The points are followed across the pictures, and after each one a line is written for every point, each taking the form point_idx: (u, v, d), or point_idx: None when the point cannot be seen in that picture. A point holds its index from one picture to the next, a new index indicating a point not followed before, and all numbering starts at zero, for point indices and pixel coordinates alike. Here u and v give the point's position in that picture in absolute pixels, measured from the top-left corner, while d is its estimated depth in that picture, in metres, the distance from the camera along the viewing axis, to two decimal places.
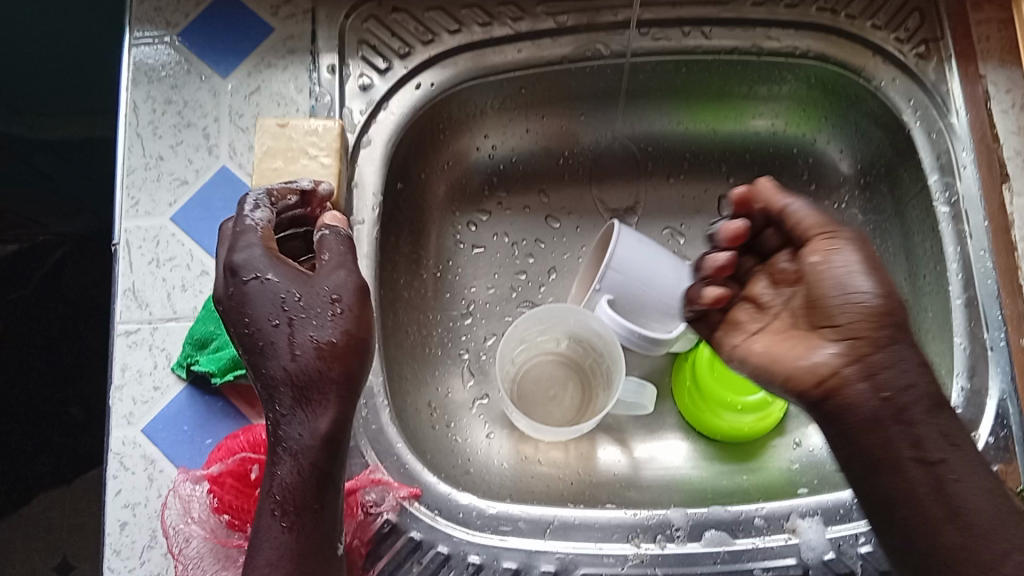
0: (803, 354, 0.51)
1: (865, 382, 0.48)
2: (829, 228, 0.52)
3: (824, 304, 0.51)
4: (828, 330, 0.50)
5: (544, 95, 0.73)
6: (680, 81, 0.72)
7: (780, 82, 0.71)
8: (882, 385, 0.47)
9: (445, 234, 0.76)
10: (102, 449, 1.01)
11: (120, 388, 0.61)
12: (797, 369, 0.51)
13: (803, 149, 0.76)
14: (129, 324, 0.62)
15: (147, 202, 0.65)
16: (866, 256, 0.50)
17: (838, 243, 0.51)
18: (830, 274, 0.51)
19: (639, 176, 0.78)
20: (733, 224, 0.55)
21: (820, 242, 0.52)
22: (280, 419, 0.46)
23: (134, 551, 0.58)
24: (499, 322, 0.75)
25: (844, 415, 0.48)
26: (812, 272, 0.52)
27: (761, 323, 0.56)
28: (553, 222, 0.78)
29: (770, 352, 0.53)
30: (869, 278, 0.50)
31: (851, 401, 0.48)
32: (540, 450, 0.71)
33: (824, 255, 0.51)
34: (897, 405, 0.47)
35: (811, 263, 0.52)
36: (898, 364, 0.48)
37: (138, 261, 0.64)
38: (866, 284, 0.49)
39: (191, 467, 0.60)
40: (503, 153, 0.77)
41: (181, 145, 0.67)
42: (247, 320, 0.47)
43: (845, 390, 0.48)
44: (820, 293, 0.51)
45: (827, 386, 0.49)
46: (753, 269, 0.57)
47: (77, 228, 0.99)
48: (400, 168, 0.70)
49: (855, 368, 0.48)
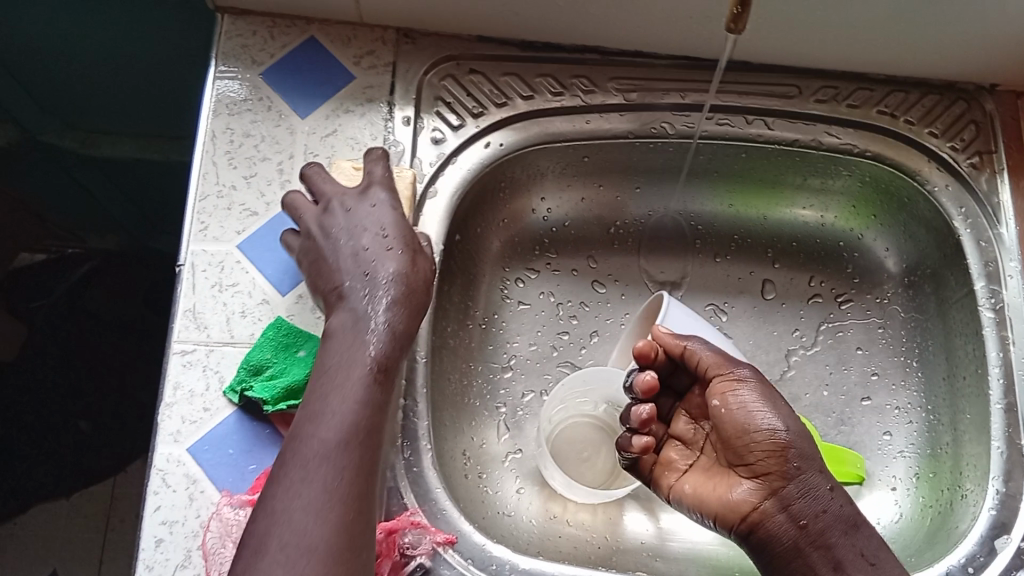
0: (724, 492, 0.56)
1: (783, 513, 0.53)
2: (726, 369, 0.58)
3: (738, 443, 0.56)
4: (743, 468, 0.55)
5: (605, 165, 0.75)
6: (738, 166, 0.74)
7: (835, 176, 0.73)
8: (797, 514, 0.53)
9: (494, 289, 0.77)
10: (116, 465, 1.01)
11: (170, 405, 0.62)
12: (722, 505, 0.55)
13: (849, 244, 0.78)
14: (185, 343, 0.64)
15: (216, 227, 0.67)
16: (762, 393, 0.56)
17: (736, 383, 0.57)
18: (734, 415, 0.56)
19: (688, 253, 0.79)
20: (646, 375, 0.60)
21: (722, 384, 0.57)
22: (374, 303, 0.54)
23: (166, 568, 0.58)
24: (538, 379, 0.76)
25: (767, 546, 0.53)
26: (715, 414, 0.57)
27: (691, 460, 0.61)
28: (599, 287, 0.79)
29: (697, 492, 0.58)
30: (775, 414, 0.55)
31: (772, 532, 0.53)
32: (569, 510, 0.72)
33: (725, 397, 0.57)
34: (815, 534, 0.53)
35: (712, 405, 0.57)
36: (809, 494, 0.53)
37: (202, 284, 0.65)
38: (771, 423, 0.54)
39: (233, 491, 0.60)
40: (557, 216, 0.79)
41: (254, 177, 0.69)
42: (350, 246, 0.58)
43: (766, 523, 0.53)
44: (728, 432, 0.56)
45: (750, 521, 0.54)
46: (673, 408, 0.64)
47: (111, 245, 1.03)
48: (460, 221, 0.72)
49: (772, 501, 0.53)
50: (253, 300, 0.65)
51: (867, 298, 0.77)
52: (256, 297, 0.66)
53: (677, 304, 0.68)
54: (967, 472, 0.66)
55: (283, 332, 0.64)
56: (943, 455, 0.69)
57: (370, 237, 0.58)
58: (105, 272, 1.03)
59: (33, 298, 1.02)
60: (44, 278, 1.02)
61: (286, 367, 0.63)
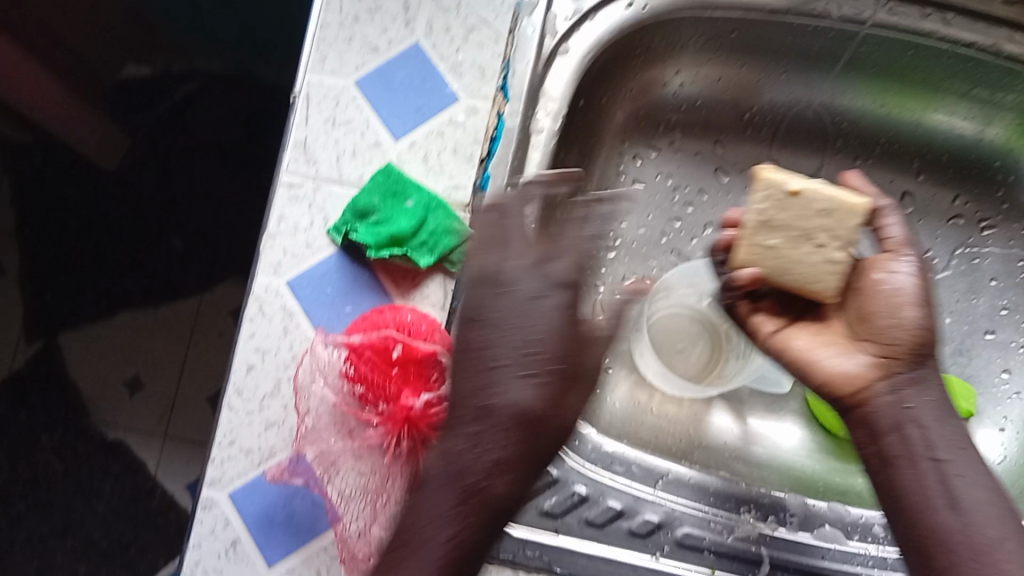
0: (840, 359, 0.52)
1: (893, 394, 0.50)
2: (898, 246, 0.52)
3: (874, 319, 0.52)
4: (870, 343, 0.52)
5: (752, 45, 0.69)
6: (901, 63, 0.67)
7: (1008, 89, 0.66)
8: (907, 400, 0.49)
9: (610, 164, 0.73)
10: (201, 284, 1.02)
11: (273, 237, 0.61)
12: (833, 373, 0.52)
13: (1005, 164, 0.71)
14: (293, 176, 0.62)
15: (335, 59, 0.64)
16: (922, 289, 0.51)
17: (901, 263, 0.52)
18: (884, 294, 0.51)
19: (825, 151, 0.74)
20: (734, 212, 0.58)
21: (883, 260, 0.52)
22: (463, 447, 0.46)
23: (255, 395, 0.59)
24: (641, 263, 0.74)
25: (865, 426, 0.51)
26: (867, 287, 0.53)
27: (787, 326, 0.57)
28: (722, 175, 0.75)
29: (810, 351, 0.54)
30: (919, 309, 0.50)
31: (875, 414, 0.50)
32: (655, 400, 0.69)
33: (886, 274, 0.52)
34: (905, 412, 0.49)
35: (867, 277, 0.53)
36: (908, 390, 0.50)
37: (315, 117, 0.63)
38: (919, 317, 0.50)
39: (327, 330, 0.60)
40: (688, 93, 0.73)
41: (379, 12, 0.65)
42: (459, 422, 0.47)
43: (870, 405, 0.50)
44: (871, 308, 0.52)
45: (857, 395, 0.51)
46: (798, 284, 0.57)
47: (214, 66, 1.02)
48: (587, 86, 0.67)
49: (886, 385, 0.50)
50: (364, 142, 0.63)
51: (1014, 226, 0.72)
52: (368, 138, 0.63)
53: None
54: None
55: (393, 180, 0.61)
56: None
57: (518, 336, 0.47)
58: (209, 93, 1.03)
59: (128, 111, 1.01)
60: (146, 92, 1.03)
61: (392, 215, 0.61)
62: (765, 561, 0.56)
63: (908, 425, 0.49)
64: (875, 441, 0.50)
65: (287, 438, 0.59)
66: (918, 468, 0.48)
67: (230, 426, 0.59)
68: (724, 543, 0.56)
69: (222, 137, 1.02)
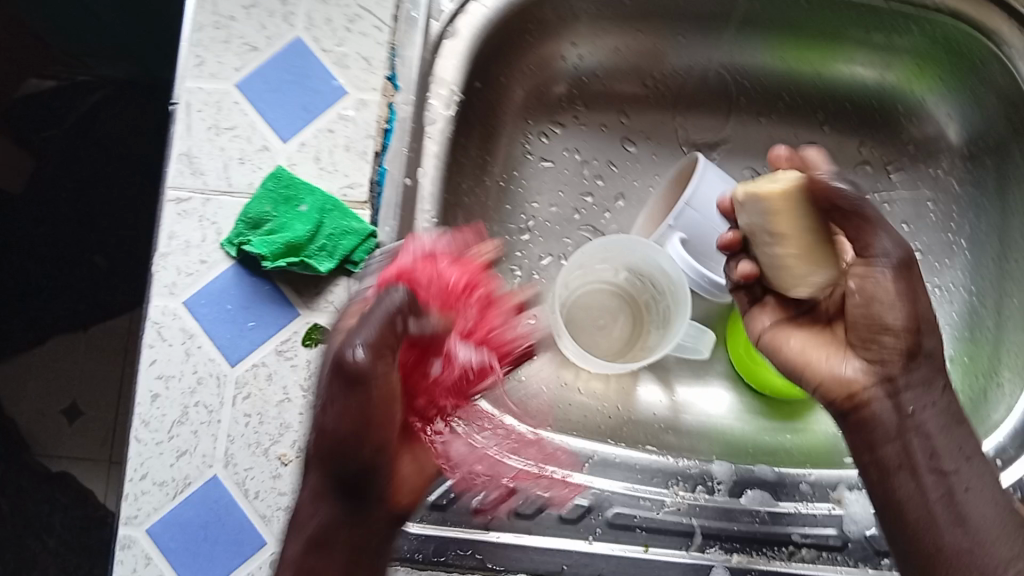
0: (835, 363, 0.53)
1: (892, 402, 0.50)
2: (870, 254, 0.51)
3: (858, 327, 0.52)
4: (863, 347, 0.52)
5: (645, 9, 0.68)
6: (796, 14, 0.66)
7: (902, 32, 0.66)
8: (905, 404, 0.50)
9: (515, 143, 0.72)
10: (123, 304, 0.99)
11: (165, 256, 0.58)
12: (827, 377, 0.53)
13: (909, 108, 0.70)
14: (180, 191, 0.59)
15: (213, 63, 0.61)
16: (909, 287, 0.49)
17: (871, 271, 0.51)
18: (866, 301, 0.51)
19: (730, 110, 0.73)
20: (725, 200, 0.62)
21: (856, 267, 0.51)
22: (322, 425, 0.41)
23: (162, 425, 0.57)
24: (557, 242, 0.72)
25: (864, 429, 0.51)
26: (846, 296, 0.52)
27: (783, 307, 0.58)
28: (629, 145, 0.73)
29: (803, 353, 0.55)
30: (901, 312, 0.49)
31: (872, 419, 0.51)
32: (582, 378, 0.68)
33: (860, 281, 0.51)
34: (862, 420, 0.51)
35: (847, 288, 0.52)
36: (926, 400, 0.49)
37: (197, 126, 0.60)
38: (901, 320, 0.49)
39: (231, 349, 0.58)
40: (589, 65, 0.72)
41: (255, 9, 0.62)
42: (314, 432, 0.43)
43: (869, 409, 0.51)
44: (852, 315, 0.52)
45: (855, 400, 0.52)
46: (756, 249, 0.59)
47: (117, 74, 0.95)
48: (481, 68, 0.65)
49: (881, 387, 0.51)
50: (251, 147, 0.60)
51: (922, 169, 0.71)
52: (255, 143, 0.60)
53: (711, 171, 0.67)
54: (1006, 360, 0.63)
55: (284, 185, 0.59)
56: (982, 340, 0.65)
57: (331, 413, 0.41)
58: (114, 101, 0.97)
59: (40, 129, 0.96)
60: (48, 106, 0.96)
61: (286, 222, 0.59)
62: (698, 531, 0.57)
63: (909, 435, 0.49)
64: (872, 450, 0.51)
65: (201, 465, 0.56)
66: (919, 484, 0.48)
67: (140, 459, 0.56)
68: (655, 518, 0.57)
69: (129, 148, 0.97)
